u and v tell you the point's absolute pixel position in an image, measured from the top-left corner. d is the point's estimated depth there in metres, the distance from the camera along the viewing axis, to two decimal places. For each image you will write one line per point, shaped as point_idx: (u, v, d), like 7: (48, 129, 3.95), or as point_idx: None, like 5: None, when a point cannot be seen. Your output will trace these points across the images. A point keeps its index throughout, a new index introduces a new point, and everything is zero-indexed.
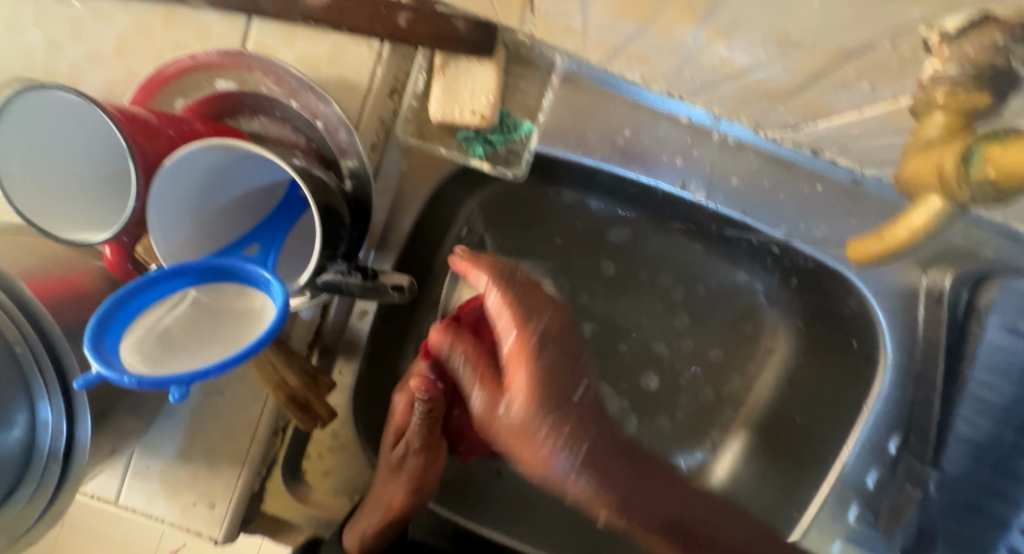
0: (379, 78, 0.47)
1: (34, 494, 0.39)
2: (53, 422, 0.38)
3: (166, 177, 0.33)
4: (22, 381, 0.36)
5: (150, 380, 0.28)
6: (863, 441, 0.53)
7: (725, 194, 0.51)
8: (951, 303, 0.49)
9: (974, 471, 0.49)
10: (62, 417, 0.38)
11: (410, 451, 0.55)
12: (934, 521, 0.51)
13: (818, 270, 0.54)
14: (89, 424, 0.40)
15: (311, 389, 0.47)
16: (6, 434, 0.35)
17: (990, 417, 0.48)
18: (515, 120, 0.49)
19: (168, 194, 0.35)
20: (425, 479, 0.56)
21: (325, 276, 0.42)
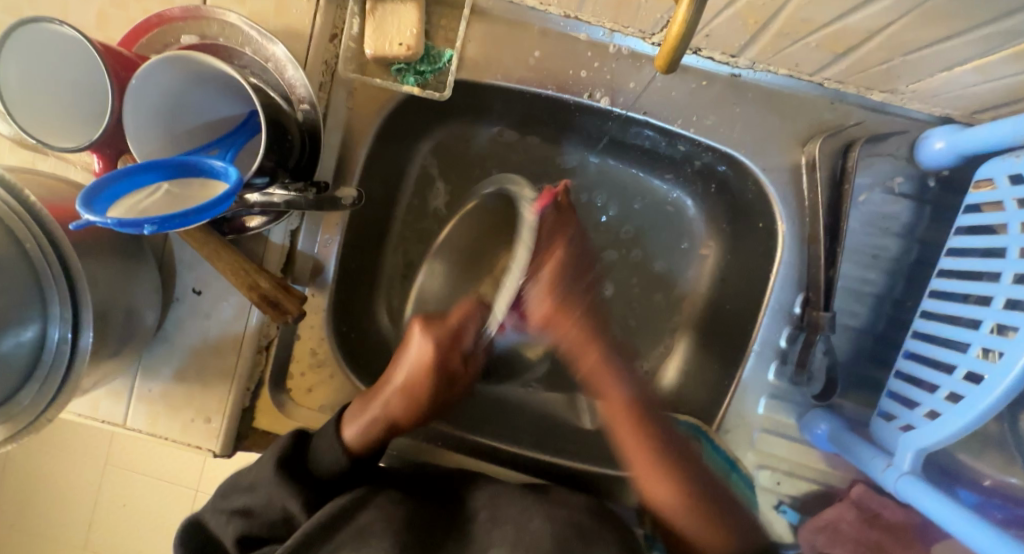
0: (319, 23, 0.56)
1: (44, 386, 0.45)
2: (62, 318, 0.45)
3: (141, 80, 0.42)
4: (36, 278, 0.44)
5: (130, 219, 0.35)
6: (774, 306, 0.61)
7: (626, 97, 0.59)
8: (828, 170, 0.57)
9: (871, 318, 0.61)
10: (68, 316, 0.45)
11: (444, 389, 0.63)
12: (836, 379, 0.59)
13: (718, 159, 0.62)
14: (92, 324, 0.47)
15: (280, 291, 0.55)
16: (21, 332, 0.43)
17: (877, 269, 0.60)
18: (438, 51, 0.58)
19: (142, 98, 0.43)
20: (437, 401, 0.63)
21: (257, 199, 0.51)
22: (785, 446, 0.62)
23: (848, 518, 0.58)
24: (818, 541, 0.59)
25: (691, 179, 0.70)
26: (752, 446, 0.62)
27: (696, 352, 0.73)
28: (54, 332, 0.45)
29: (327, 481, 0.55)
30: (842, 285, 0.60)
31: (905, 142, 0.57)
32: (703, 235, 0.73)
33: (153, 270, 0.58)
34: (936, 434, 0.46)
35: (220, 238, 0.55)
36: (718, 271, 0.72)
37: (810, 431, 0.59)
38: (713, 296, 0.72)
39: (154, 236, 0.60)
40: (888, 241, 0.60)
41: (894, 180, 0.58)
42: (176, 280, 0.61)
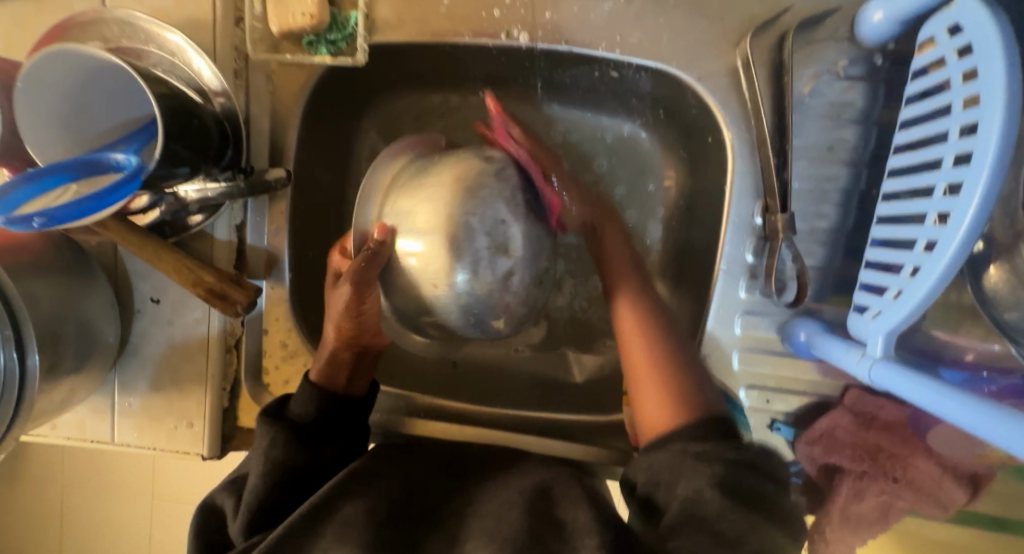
0: (220, 8, 0.55)
1: (0, 406, 0.46)
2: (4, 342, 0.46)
3: (26, 82, 0.42)
4: None
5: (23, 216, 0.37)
6: (734, 220, 0.58)
7: (543, 30, 0.57)
8: (766, 68, 0.55)
9: (842, 216, 0.58)
10: (10, 339, 0.46)
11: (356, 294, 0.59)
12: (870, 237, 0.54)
13: (652, 78, 0.59)
14: (38, 342, 0.48)
15: (225, 282, 0.55)
16: None
17: (839, 161, 0.57)
18: (345, 17, 0.56)
19: (32, 100, 0.43)
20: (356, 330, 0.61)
21: (194, 196, 0.51)
22: (773, 362, 0.60)
23: (843, 424, 0.56)
24: (815, 452, 0.57)
25: (638, 108, 0.67)
26: (735, 370, 0.60)
27: (674, 286, 0.71)
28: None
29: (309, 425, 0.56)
30: (798, 188, 0.57)
31: (845, 22, 0.54)
32: (664, 166, 0.71)
33: (105, 283, 0.58)
34: (901, 312, 0.43)
35: (162, 241, 0.56)
36: (682, 200, 0.70)
37: (791, 341, 0.57)
38: (683, 225, 0.70)
39: (105, 251, 0.60)
40: (846, 130, 0.56)
41: (840, 64, 0.55)
42: (133, 292, 0.61)
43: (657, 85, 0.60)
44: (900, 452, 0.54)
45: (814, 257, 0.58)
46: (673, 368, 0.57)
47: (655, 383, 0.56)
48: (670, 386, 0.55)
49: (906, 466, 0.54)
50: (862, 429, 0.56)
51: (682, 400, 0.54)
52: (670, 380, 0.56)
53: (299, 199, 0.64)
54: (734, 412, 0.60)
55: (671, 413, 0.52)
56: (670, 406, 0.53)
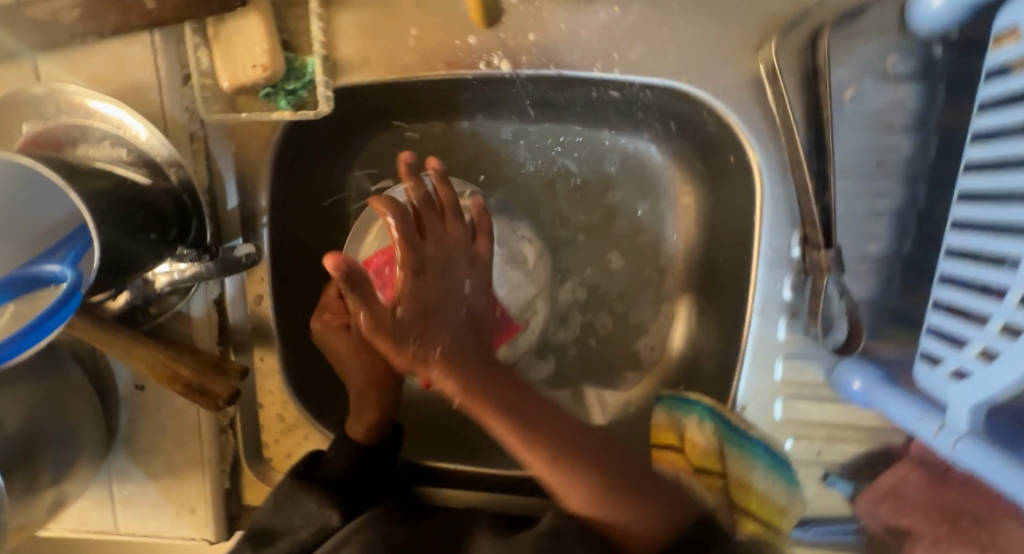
0: (163, 67, 0.49)
1: None
2: None
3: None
4: None
5: None
6: (768, 253, 0.50)
7: (528, 55, 0.49)
8: (798, 75, 0.46)
9: (897, 239, 0.49)
10: None
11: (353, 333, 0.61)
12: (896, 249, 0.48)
13: (659, 94, 0.51)
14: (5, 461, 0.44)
15: (204, 373, 0.51)
16: None
17: (891, 175, 0.48)
18: (302, 62, 0.50)
19: None
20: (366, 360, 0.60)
21: (165, 282, 0.46)
22: (823, 411, 0.52)
23: (913, 481, 0.49)
24: (881, 512, 0.50)
25: (647, 122, 0.59)
26: (778, 420, 0.53)
27: (700, 315, 0.63)
28: None
29: (344, 481, 0.54)
30: (843, 211, 0.49)
31: (892, 10, 0.44)
32: (680, 183, 0.63)
33: (82, 377, 0.54)
34: (991, 382, 0.35)
35: (131, 331, 0.51)
36: (704, 219, 0.62)
37: (842, 388, 0.49)
38: (706, 247, 0.63)
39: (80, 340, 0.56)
40: (897, 137, 0.47)
41: (889, 61, 0.45)
42: (116, 379, 0.57)
43: (664, 100, 0.52)
44: (985, 515, 0.46)
45: (865, 287, 0.50)
46: (588, 471, 0.46)
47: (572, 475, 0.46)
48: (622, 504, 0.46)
49: (995, 532, 0.45)
50: (935, 485, 0.48)
51: (632, 503, 0.47)
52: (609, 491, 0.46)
53: (280, 262, 0.59)
54: (774, 464, 0.54)
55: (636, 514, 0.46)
56: (601, 500, 0.46)
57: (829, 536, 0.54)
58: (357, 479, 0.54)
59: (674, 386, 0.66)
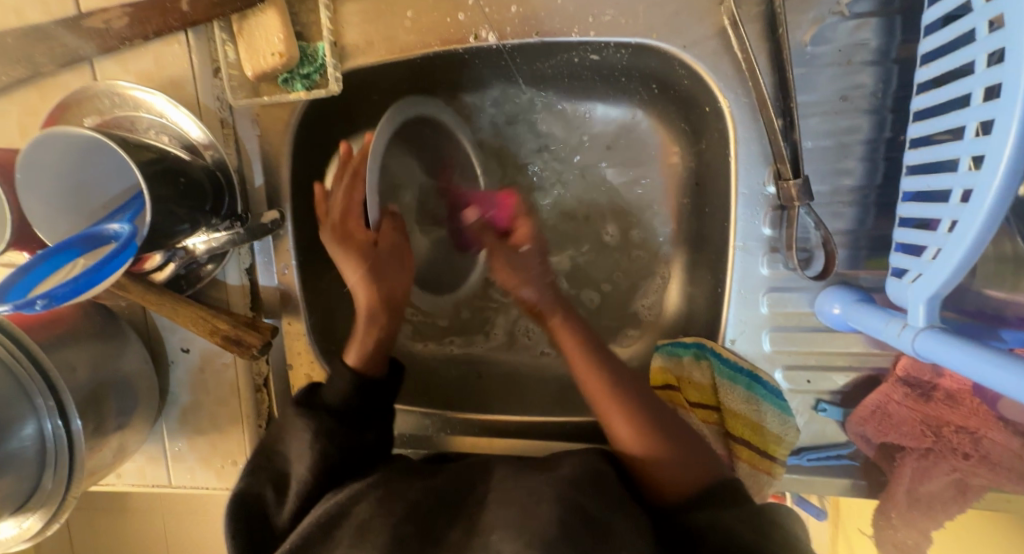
0: (196, 62, 0.57)
1: (59, 468, 0.51)
2: (52, 415, 0.50)
3: (23, 170, 0.44)
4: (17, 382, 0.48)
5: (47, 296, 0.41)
6: (745, 193, 0.54)
7: (512, 26, 0.54)
8: (756, 23, 0.49)
9: (868, 170, 0.52)
10: (56, 411, 0.50)
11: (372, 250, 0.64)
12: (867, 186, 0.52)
13: (635, 53, 0.56)
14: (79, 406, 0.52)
15: (241, 326, 0.58)
16: (19, 434, 0.48)
17: (857, 109, 0.51)
18: (314, 49, 0.56)
19: (33, 187, 0.46)
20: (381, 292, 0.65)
21: (202, 249, 0.54)
22: (809, 338, 0.55)
23: (897, 399, 0.50)
24: (868, 433, 0.53)
25: (631, 86, 0.64)
26: (767, 351, 0.56)
27: (693, 267, 0.67)
28: (46, 423, 0.50)
29: (340, 407, 0.57)
30: (811, 147, 0.52)
31: None
32: (668, 142, 0.68)
33: (137, 342, 0.62)
34: (941, 274, 0.38)
35: (177, 294, 0.58)
36: (691, 175, 0.66)
37: (824, 314, 0.52)
38: (695, 200, 0.66)
39: (134, 311, 0.64)
40: (861, 74, 0.50)
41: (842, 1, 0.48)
42: (165, 344, 0.65)
43: (640, 59, 0.57)
44: (967, 424, 0.48)
45: (844, 220, 0.53)
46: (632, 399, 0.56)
47: (618, 413, 0.56)
48: (646, 421, 0.55)
49: (978, 440, 0.48)
50: (921, 402, 0.50)
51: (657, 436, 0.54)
52: (633, 402, 0.56)
53: (303, 235, 0.65)
54: (769, 395, 0.56)
55: (637, 437, 0.53)
56: (642, 437, 0.53)
57: (823, 462, 0.56)
58: (357, 405, 0.58)
59: (673, 337, 0.69)
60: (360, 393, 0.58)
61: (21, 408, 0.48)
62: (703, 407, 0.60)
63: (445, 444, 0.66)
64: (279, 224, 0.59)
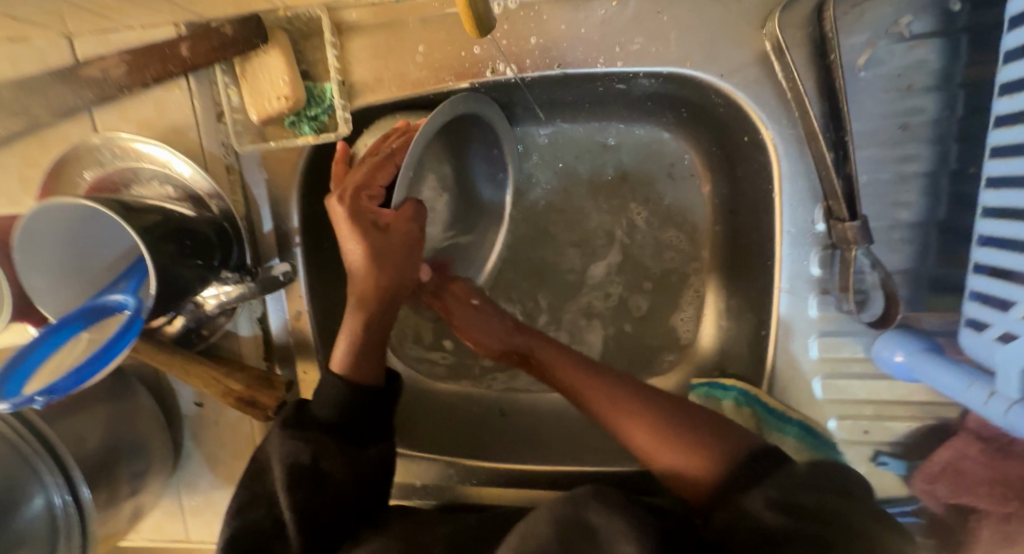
0: (199, 108, 0.54)
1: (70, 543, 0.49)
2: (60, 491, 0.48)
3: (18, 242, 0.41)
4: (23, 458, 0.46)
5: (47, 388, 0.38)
6: (791, 230, 0.49)
7: (531, 59, 0.50)
8: (803, 48, 0.45)
9: (931, 204, 0.47)
10: (64, 486, 0.48)
11: (386, 228, 0.53)
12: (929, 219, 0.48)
13: (665, 81, 0.51)
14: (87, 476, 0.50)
15: (254, 385, 0.55)
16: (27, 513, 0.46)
17: (918, 138, 0.46)
18: (321, 89, 0.53)
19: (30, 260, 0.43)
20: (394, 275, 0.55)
21: (213, 303, 0.53)
22: (865, 386, 0.50)
23: (972, 455, 0.46)
24: (939, 491, 0.48)
25: (660, 110, 0.59)
26: (818, 400, 0.52)
27: (729, 300, 0.62)
28: (56, 499, 0.48)
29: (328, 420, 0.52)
30: (867, 180, 0.47)
31: None
32: (699, 166, 0.63)
33: (149, 398, 0.60)
34: None
35: (189, 352, 0.56)
36: (725, 201, 0.62)
37: (883, 362, 0.47)
38: (730, 229, 0.62)
39: (145, 365, 0.62)
40: (920, 99, 0.45)
41: (900, 23, 0.44)
42: (177, 398, 0.62)
43: (671, 86, 0.52)
44: None
45: (902, 256, 0.49)
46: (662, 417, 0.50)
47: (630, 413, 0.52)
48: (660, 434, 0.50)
49: None
50: (998, 459, 0.45)
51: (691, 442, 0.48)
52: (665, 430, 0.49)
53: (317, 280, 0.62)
54: (820, 447, 0.51)
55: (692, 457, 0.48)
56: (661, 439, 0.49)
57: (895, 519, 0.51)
58: (351, 421, 0.52)
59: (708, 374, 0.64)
60: (354, 407, 0.52)
61: (29, 486, 0.46)
62: None
63: (470, 496, 0.63)
64: (292, 275, 0.57)
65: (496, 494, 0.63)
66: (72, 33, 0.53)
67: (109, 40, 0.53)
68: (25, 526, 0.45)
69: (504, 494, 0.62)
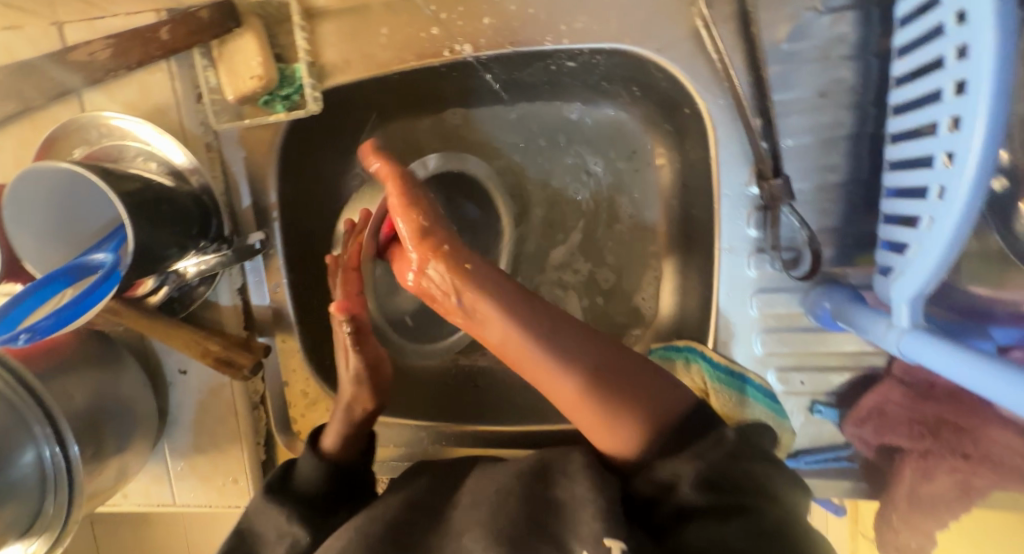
0: (180, 89, 0.58)
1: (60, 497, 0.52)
2: (51, 445, 0.51)
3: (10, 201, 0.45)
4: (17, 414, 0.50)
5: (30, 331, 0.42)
6: (728, 194, 0.53)
7: (486, 39, 0.54)
8: (730, 23, 0.49)
9: (854, 166, 0.51)
10: (55, 441, 0.51)
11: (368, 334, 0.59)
12: (853, 180, 0.51)
13: (610, 59, 0.55)
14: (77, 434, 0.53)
15: (232, 348, 0.59)
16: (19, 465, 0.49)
17: (840, 104, 0.50)
18: (292, 70, 0.56)
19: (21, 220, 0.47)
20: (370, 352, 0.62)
21: (193, 273, 0.55)
22: (801, 339, 0.54)
23: (894, 399, 0.49)
24: (866, 434, 0.51)
25: (613, 89, 0.63)
26: (760, 354, 0.55)
27: (683, 268, 0.66)
28: (46, 453, 0.51)
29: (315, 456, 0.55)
30: (792, 145, 0.51)
31: None
32: (653, 143, 0.67)
33: (135, 365, 0.63)
34: (921, 274, 0.37)
35: (171, 318, 0.59)
36: (678, 176, 0.65)
37: (814, 314, 0.51)
38: (683, 201, 0.65)
39: (132, 335, 0.66)
40: (841, 68, 0.49)
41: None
42: (163, 366, 0.66)
43: (617, 64, 0.56)
44: (965, 423, 0.46)
45: (831, 217, 0.52)
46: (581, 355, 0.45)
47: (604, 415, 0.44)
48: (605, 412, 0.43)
49: (977, 439, 0.45)
50: (918, 401, 0.48)
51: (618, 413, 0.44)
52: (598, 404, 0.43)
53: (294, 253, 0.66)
54: (762, 398, 0.55)
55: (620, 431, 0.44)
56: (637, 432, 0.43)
57: (819, 465, 0.56)
58: (334, 459, 0.55)
59: (666, 341, 0.68)
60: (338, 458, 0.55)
61: (21, 436, 0.49)
62: None
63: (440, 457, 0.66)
64: (267, 244, 0.61)
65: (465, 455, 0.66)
66: (61, 19, 0.57)
67: (95, 26, 0.57)
68: (17, 474, 0.49)
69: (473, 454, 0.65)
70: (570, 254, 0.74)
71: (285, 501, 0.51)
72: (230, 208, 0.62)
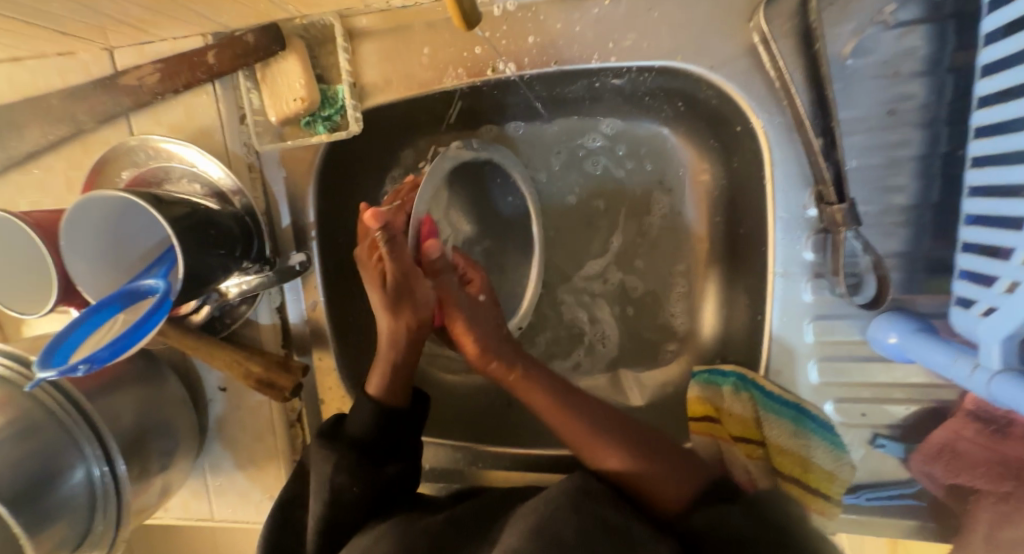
0: (224, 110, 0.58)
1: (107, 513, 0.53)
2: (98, 463, 0.51)
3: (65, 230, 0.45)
4: (68, 434, 0.50)
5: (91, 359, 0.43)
6: (785, 215, 0.50)
7: (530, 56, 0.53)
8: (789, 38, 0.46)
9: (924, 187, 0.48)
10: (102, 458, 0.52)
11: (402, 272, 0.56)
12: (923, 203, 0.48)
13: (658, 75, 0.53)
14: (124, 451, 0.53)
15: (273, 368, 0.59)
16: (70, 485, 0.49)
17: (910, 122, 0.47)
18: (334, 91, 0.56)
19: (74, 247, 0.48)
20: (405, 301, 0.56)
21: (235, 292, 0.57)
22: (863, 369, 0.51)
23: (968, 436, 0.46)
24: (935, 472, 0.49)
25: (657, 105, 0.61)
26: (815, 384, 0.52)
27: (729, 288, 0.63)
28: (95, 472, 0.51)
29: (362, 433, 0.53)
30: (857, 165, 0.49)
31: None
32: (697, 159, 0.65)
33: (178, 383, 0.64)
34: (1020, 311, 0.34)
35: (213, 338, 0.60)
36: (722, 193, 0.63)
37: (878, 344, 0.48)
38: (728, 218, 0.63)
39: (173, 352, 0.66)
40: (911, 85, 0.46)
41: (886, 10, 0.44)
42: (204, 383, 0.66)
43: (665, 80, 0.54)
44: None
45: (896, 241, 0.50)
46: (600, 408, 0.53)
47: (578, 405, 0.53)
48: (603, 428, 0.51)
49: None
50: (995, 440, 0.45)
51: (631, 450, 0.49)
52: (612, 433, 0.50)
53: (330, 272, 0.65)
54: (817, 428, 0.52)
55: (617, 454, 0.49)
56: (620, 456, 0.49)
57: (884, 502, 0.52)
58: (382, 436, 0.53)
59: (710, 363, 0.65)
60: (383, 425, 0.53)
61: (71, 455, 0.50)
62: (747, 442, 0.56)
63: (477, 479, 0.64)
64: (307, 265, 0.61)
65: (503, 477, 0.64)
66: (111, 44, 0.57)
67: (143, 50, 0.58)
68: (70, 491, 0.49)
69: (512, 477, 0.64)
70: (604, 263, 0.72)
71: (337, 447, 0.53)
72: (271, 228, 0.62)
